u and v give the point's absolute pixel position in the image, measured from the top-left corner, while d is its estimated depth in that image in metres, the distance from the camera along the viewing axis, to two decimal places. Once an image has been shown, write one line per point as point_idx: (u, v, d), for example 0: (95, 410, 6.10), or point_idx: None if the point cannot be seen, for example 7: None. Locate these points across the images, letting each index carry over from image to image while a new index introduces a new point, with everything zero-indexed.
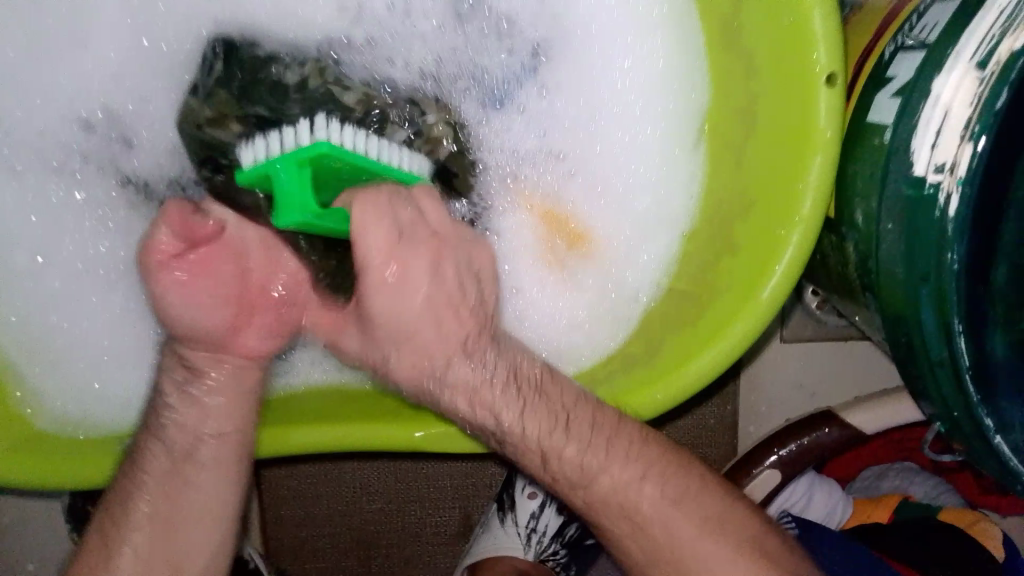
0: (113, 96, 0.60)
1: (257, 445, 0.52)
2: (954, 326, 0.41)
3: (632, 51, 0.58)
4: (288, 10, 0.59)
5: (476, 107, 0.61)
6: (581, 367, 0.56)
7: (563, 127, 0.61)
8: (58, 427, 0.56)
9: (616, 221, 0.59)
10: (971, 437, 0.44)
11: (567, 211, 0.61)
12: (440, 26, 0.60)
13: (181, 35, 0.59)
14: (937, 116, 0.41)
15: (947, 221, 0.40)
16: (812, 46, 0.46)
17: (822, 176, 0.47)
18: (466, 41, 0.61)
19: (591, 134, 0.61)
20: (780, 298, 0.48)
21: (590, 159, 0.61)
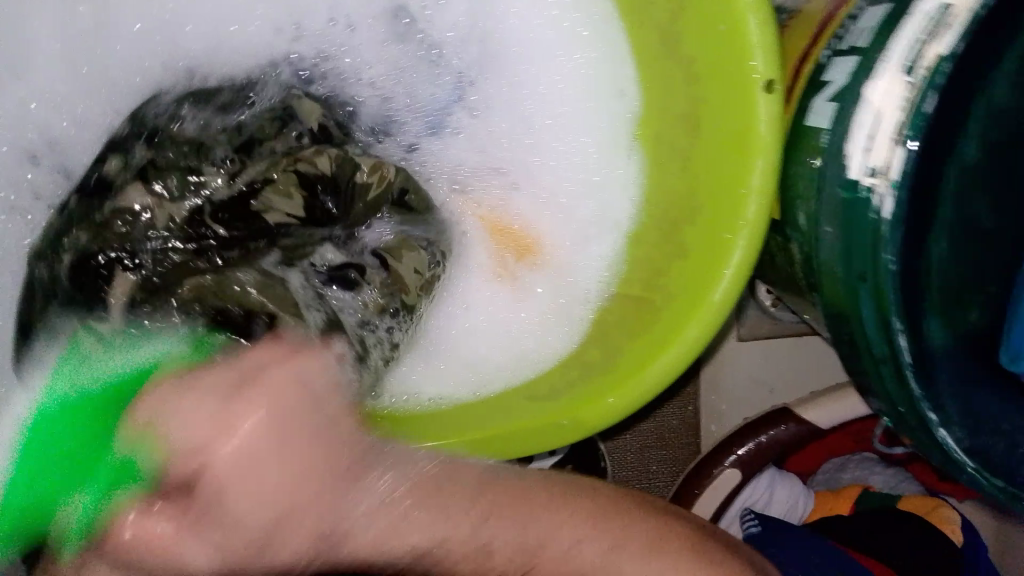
0: (56, 126, 0.65)
1: None
2: (893, 325, 0.42)
3: (564, 65, 0.65)
4: (231, 48, 0.67)
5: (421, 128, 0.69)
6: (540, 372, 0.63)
7: (500, 142, 0.68)
8: None
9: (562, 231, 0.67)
10: (917, 432, 0.45)
11: (512, 222, 0.68)
12: (382, 39, 0.68)
13: (131, 69, 0.65)
14: (869, 118, 0.42)
15: (882, 223, 0.41)
16: (749, 54, 0.53)
17: (765, 178, 0.55)
18: (403, 61, 0.68)
19: (528, 149, 0.67)
20: (731, 297, 0.57)
21: (530, 170, 0.68)
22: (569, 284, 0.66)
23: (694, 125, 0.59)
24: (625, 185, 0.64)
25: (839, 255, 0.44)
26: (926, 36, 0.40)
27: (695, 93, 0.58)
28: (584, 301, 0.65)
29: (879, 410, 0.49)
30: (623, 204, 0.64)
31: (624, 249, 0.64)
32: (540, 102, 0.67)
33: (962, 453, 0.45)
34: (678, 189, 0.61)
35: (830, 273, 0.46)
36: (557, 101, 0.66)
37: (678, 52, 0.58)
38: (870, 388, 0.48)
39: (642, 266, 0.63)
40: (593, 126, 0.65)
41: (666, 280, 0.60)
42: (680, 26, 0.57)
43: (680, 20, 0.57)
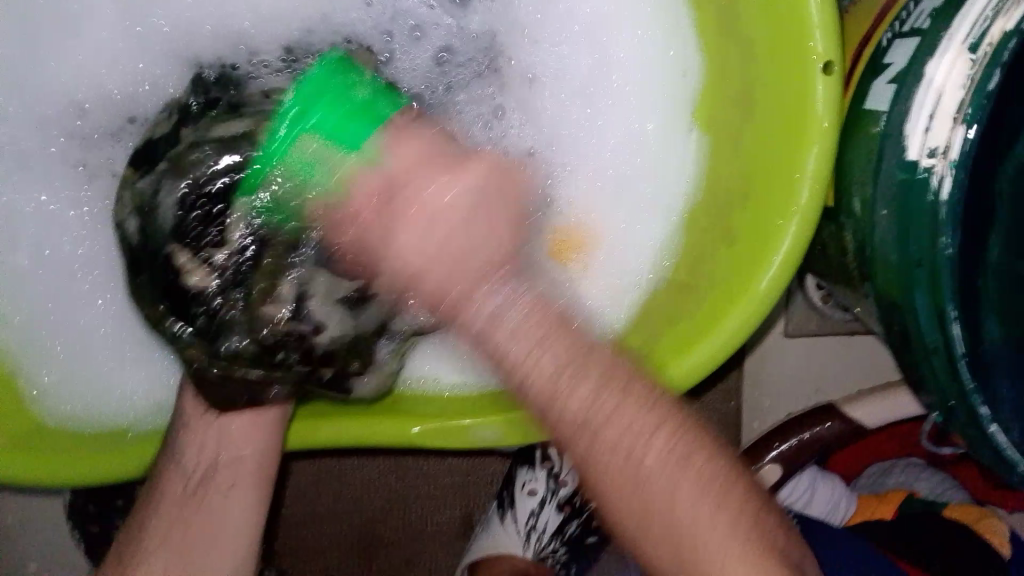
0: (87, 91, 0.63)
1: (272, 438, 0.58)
2: (948, 312, 0.41)
3: (626, 39, 0.64)
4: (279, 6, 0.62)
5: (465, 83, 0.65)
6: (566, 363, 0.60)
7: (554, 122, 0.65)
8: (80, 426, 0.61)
9: (607, 216, 0.65)
10: (967, 427, 0.43)
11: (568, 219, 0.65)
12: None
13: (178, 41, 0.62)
14: (930, 99, 0.41)
15: (940, 205, 0.40)
16: (810, 36, 0.52)
17: (818, 165, 0.53)
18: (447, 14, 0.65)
19: (584, 131, 0.65)
20: (779, 287, 0.55)
21: (584, 156, 0.65)
22: (617, 270, 0.64)
23: (748, 108, 0.58)
24: (677, 166, 0.63)
25: (894, 241, 0.43)
26: (994, 13, 0.38)
27: (752, 76, 0.57)
28: (633, 284, 0.63)
29: (929, 404, 0.47)
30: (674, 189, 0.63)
31: (672, 235, 0.63)
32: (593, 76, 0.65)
33: (1014, 451, 0.43)
34: (731, 176, 0.59)
35: (884, 259, 0.45)
36: (614, 77, 0.64)
37: (735, 32, 0.57)
38: (920, 380, 0.46)
39: (689, 252, 0.61)
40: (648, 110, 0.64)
41: (713, 265, 0.59)
42: (738, 7, 0.56)
43: (738, 0, 0.56)
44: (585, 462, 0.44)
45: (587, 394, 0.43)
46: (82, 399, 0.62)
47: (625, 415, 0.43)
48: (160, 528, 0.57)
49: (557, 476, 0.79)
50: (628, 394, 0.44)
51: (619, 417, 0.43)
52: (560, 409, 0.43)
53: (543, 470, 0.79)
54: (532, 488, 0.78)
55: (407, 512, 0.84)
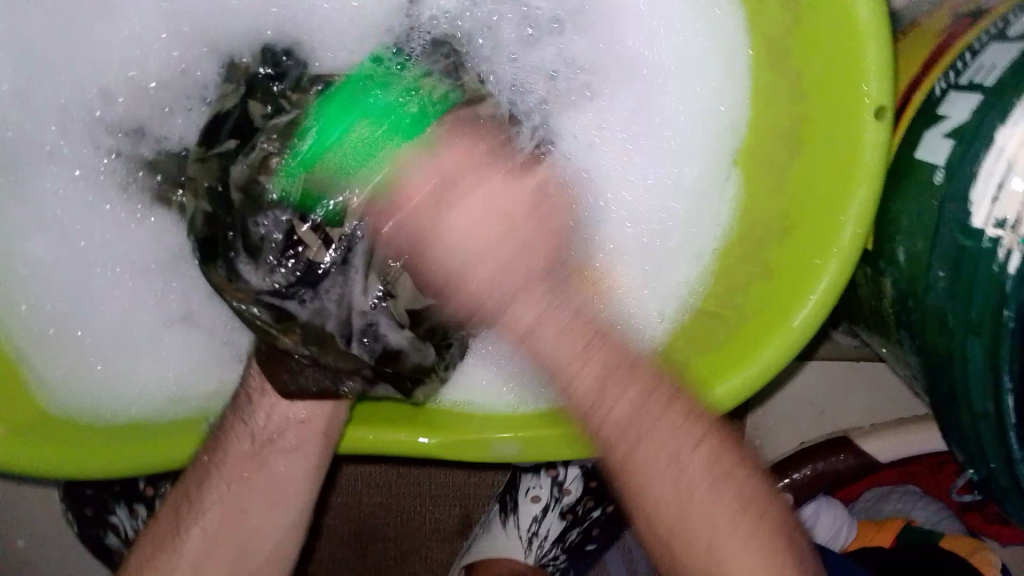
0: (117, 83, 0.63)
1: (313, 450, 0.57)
2: (1003, 381, 0.41)
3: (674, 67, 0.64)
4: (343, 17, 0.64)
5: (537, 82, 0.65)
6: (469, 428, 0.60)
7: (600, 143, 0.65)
8: (98, 417, 0.59)
9: (636, 253, 0.65)
10: (1006, 489, 0.44)
11: (599, 261, 0.65)
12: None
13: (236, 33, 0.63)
14: (1001, 166, 0.41)
15: (1006, 276, 0.40)
16: (864, 79, 0.52)
17: (862, 208, 0.53)
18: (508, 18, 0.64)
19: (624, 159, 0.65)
20: (811, 328, 0.55)
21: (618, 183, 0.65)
22: (636, 303, 0.64)
23: (792, 147, 0.58)
24: (713, 212, 0.64)
25: (948, 303, 0.44)
26: None
27: (800, 111, 0.57)
28: (654, 317, 0.63)
29: (964, 461, 0.48)
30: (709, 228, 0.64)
31: (702, 270, 0.63)
32: (645, 119, 0.65)
33: None
34: (769, 211, 0.59)
35: (933, 320, 0.46)
36: (661, 115, 0.65)
37: (785, 65, 0.57)
38: (960, 438, 0.47)
39: (718, 290, 0.62)
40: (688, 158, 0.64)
41: (744, 299, 0.59)
42: (790, 39, 0.56)
43: (791, 31, 0.56)
44: (627, 446, 0.44)
45: (631, 396, 0.44)
46: (101, 393, 0.61)
47: (666, 424, 0.45)
48: (191, 534, 0.56)
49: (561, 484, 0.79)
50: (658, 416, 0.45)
51: (655, 433, 0.45)
52: (599, 418, 0.45)
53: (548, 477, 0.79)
54: (536, 496, 0.79)
55: (407, 510, 0.83)
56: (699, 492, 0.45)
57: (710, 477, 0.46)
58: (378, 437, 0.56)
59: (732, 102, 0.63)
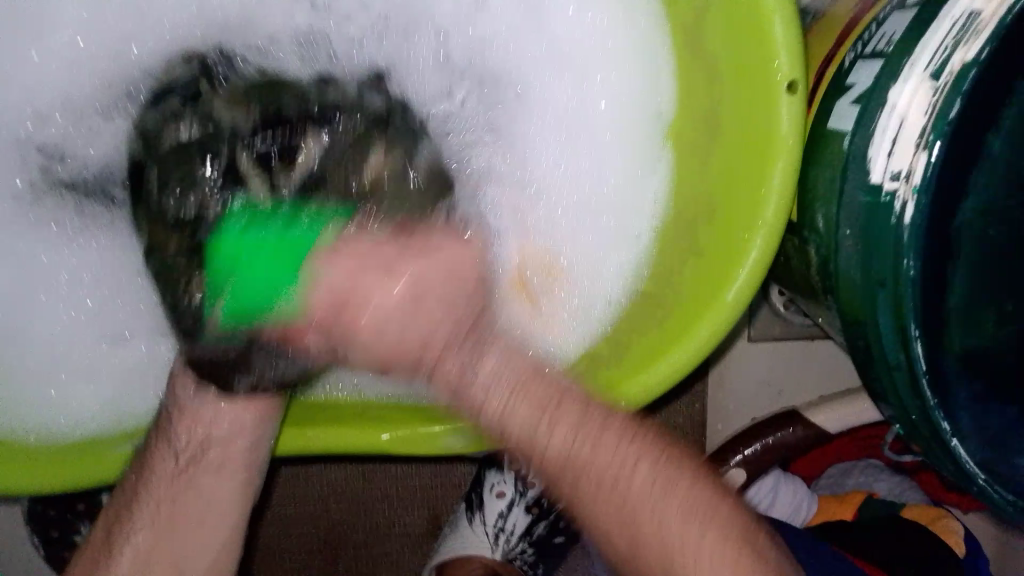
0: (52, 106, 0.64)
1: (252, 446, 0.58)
2: (909, 330, 0.42)
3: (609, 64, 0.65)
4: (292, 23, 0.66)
5: (477, 101, 0.68)
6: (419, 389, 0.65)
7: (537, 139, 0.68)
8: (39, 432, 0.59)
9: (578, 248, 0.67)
10: (928, 440, 0.45)
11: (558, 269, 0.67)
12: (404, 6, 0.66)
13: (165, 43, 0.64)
14: (894, 124, 0.42)
15: (902, 228, 0.41)
16: (775, 53, 0.53)
17: (784, 178, 0.54)
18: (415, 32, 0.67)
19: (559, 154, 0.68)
20: (744, 299, 0.56)
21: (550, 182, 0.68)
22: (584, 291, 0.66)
23: (715, 128, 0.59)
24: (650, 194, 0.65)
25: (859, 261, 0.45)
26: (954, 43, 0.39)
27: (723, 89, 0.58)
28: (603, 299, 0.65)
29: (890, 416, 0.49)
30: (645, 218, 0.64)
31: (644, 256, 0.65)
32: (573, 111, 0.67)
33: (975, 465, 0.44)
34: (700, 188, 0.61)
35: (849, 278, 0.47)
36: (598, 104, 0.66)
37: (702, 49, 0.59)
38: (883, 394, 0.48)
39: (660, 272, 0.63)
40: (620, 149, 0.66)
41: (681, 280, 0.60)
42: (704, 20, 0.57)
43: (703, 14, 0.57)
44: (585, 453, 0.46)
45: (565, 431, 0.46)
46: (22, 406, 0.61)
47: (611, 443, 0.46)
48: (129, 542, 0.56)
49: (524, 478, 0.79)
50: (607, 431, 0.47)
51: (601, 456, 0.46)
52: (543, 447, 0.46)
53: (512, 473, 0.79)
54: (501, 491, 0.79)
55: (374, 515, 0.83)
56: (653, 505, 0.47)
57: (663, 482, 0.47)
58: (317, 437, 0.58)
59: (660, 91, 0.63)
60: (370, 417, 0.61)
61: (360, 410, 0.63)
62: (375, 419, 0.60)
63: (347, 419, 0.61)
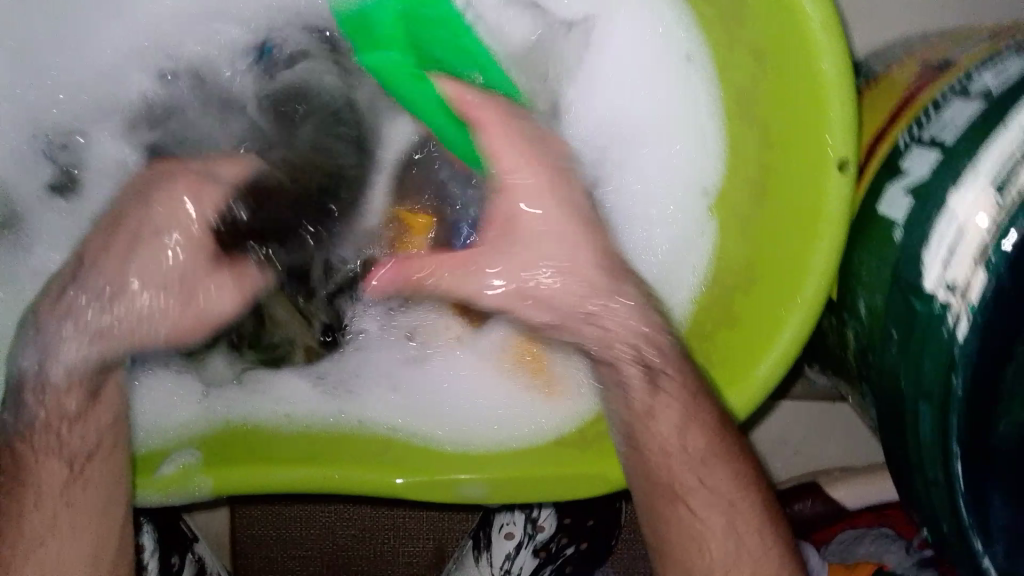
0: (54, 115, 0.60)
1: (267, 485, 0.57)
2: (952, 448, 0.41)
3: (673, 89, 0.62)
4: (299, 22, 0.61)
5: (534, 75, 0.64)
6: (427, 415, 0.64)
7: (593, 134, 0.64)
8: None
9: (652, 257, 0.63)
10: (958, 554, 0.44)
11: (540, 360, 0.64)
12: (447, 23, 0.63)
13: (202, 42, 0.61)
14: (952, 231, 0.40)
15: (954, 344, 0.40)
16: (829, 131, 0.52)
17: (827, 257, 0.53)
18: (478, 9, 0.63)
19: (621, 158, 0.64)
20: (777, 374, 0.55)
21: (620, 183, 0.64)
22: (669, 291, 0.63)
23: (761, 194, 0.58)
24: (694, 251, 0.63)
25: (902, 365, 0.43)
26: None
27: (771, 158, 0.56)
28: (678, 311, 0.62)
29: (920, 518, 0.47)
30: (687, 272, 0.63)
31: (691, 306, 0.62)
32: (630, 123, 0.64)
33: None
34: (738, 254, 0.60)
35: (890, 376, 0.45)
36: (653, 115, 0.63)
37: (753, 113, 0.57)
38: (914, 498, 0.46)
39: (698, 327, 0.61)
40: (683, 170, 0.63)
41: (712, 348, 0.59)
42: (757, 86, 0.56)
43: (757, 80, 0.56)
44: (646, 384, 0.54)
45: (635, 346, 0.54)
46: None
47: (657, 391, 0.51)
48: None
49: (535, 520, 0.79)
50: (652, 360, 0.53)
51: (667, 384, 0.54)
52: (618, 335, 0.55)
53: (522, 514, 0.79)
54: (509, 531, 0.79)
55: (378, 543, 0.83)
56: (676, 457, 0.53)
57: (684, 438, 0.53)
58: (333, 479, 0.57)
59: (719, 146, 0.61)
60: (382, 455, 0.61)
61: (373, 443, 0.62)
62: (394, 460, 0.60)
63: (359, 459, 0.60)
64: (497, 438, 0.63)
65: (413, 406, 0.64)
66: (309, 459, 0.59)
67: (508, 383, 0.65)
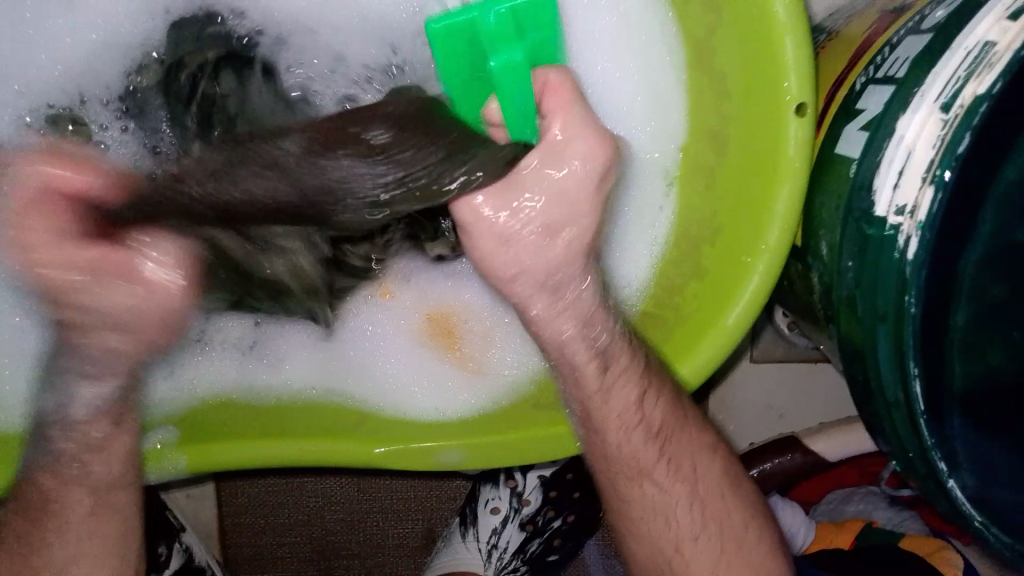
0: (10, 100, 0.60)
1: (240, 457, 0.57)
2: (909, 368, 0.41)
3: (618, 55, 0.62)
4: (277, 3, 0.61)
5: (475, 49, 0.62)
6: (365, 395, 0.64)
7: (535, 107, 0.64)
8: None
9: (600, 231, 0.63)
10: (924, 478, 0.44)
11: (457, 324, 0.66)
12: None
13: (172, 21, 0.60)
14: (901, 154, 0.41)
15: (906, 263, 0.40)
16: (785, 76, 0.52)
17: (789, 202, 0.53)
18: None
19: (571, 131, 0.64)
20: (746, 323, 0.55)
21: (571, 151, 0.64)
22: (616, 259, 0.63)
23: (722, 144, 0.58)
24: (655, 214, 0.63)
25: (857, 293, 0.44)
26: (967, 74, 0.38)
27: (731, 110, 0.57)
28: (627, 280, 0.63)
29: (888, 451, 0.48)
30: (641, 240, 0.63)
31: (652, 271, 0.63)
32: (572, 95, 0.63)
33: (972, 508, 0.42)
34: (704, 210, 0.60)
35: (850, 307, 0.46)
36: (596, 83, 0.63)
37: (712, 65, 0.58)
38: (881, 430, 0.47)
39: (662, 290, 0.62)
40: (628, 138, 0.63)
41: (682, 299, 0.60)
42: (714, 39, 0.56)
43: (714, 33, 0.56)
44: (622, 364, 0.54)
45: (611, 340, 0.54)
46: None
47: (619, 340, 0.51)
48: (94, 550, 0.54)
49: (521, 494, 0.80)
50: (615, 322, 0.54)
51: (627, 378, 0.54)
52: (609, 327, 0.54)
53: (507, 489, 0.80)
54: (495, 506, 0.79)
55: (367, 525, 0.83)
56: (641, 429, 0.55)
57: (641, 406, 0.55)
58: (308, 450, 0.58)
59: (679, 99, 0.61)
60: (355, 426, 0.61)
61: (347, 416, 0.62)
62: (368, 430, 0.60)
63: (332, 430, 0.60)
64: (430, 408, 0.63)
65: (346, 381, 0.64)
66: (282, 432, 0.59)
67: (425, 353, 0.65)
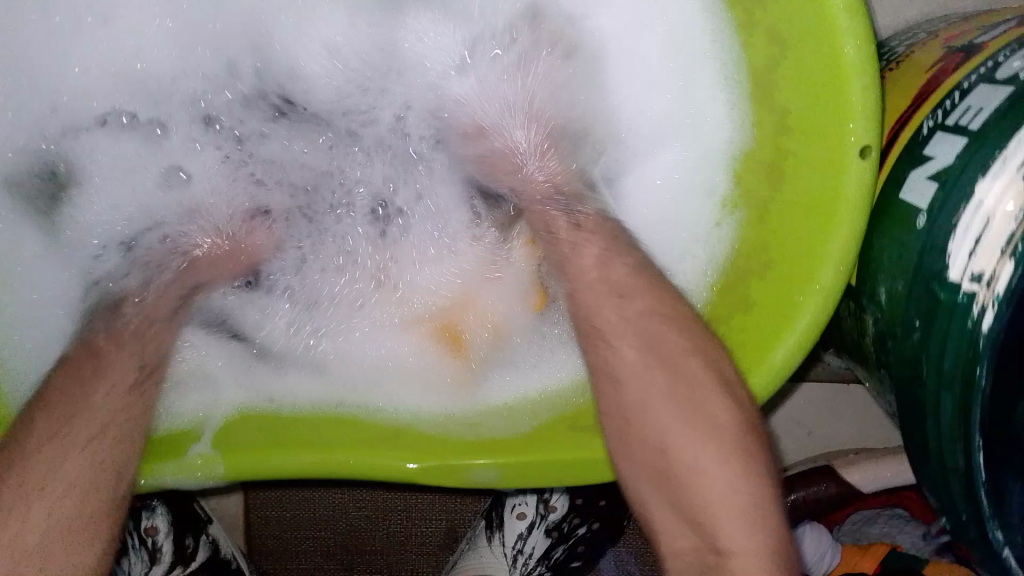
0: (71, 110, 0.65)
1: (270, 467, 0.55)
2: (973, 441, 0.40)
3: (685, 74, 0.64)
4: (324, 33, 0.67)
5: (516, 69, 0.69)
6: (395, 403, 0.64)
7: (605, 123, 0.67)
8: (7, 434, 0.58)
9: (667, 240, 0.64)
10: (977, 543, 0.44)
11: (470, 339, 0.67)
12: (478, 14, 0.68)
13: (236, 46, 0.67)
14: (979, 220, 0.40)
15: (978, 334, 0.39)
16: (851, 114, 0.51)
17: (845, 244, 0.52)
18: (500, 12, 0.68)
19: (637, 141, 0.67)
20: (793, 361, 0.54)
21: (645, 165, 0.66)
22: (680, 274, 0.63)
23: (779, 174, 0.57)
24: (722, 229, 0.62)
25: (922, 354, 0.43)
26: None
27: (793, 141, 0.56)
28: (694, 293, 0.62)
29: (937, 507, 0.47)
30: (700, 257, 0.62)
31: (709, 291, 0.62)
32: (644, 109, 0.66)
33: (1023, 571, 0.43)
34: (759, 237, 0.59)
35: (911, 365, 0.45)
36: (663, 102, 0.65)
37: (774, 94, 0.56)
38: (931, 487, 0.46)
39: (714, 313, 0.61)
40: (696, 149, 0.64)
41: (729, 326, 0.59)
42: (777, 68, 0.55)
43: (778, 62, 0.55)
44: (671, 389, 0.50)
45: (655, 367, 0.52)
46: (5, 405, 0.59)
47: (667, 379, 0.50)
48: None
49: (547, 500, 0.80)
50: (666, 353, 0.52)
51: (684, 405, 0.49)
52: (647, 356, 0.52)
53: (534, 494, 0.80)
54: (521, 512, 0.79)
55: (391, 524, 0.83)
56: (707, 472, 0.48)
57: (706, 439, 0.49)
58: (342, 462, 0.56)
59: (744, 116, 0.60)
60: (385, 438, 0.59)
61: (375, 429, 0.61)
62: (403, 444, 0.58)
63: (363, 443, 0.58)
64: (466, 420, 0.62)
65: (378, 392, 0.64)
66: (310, 444, 0.57)
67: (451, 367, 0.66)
